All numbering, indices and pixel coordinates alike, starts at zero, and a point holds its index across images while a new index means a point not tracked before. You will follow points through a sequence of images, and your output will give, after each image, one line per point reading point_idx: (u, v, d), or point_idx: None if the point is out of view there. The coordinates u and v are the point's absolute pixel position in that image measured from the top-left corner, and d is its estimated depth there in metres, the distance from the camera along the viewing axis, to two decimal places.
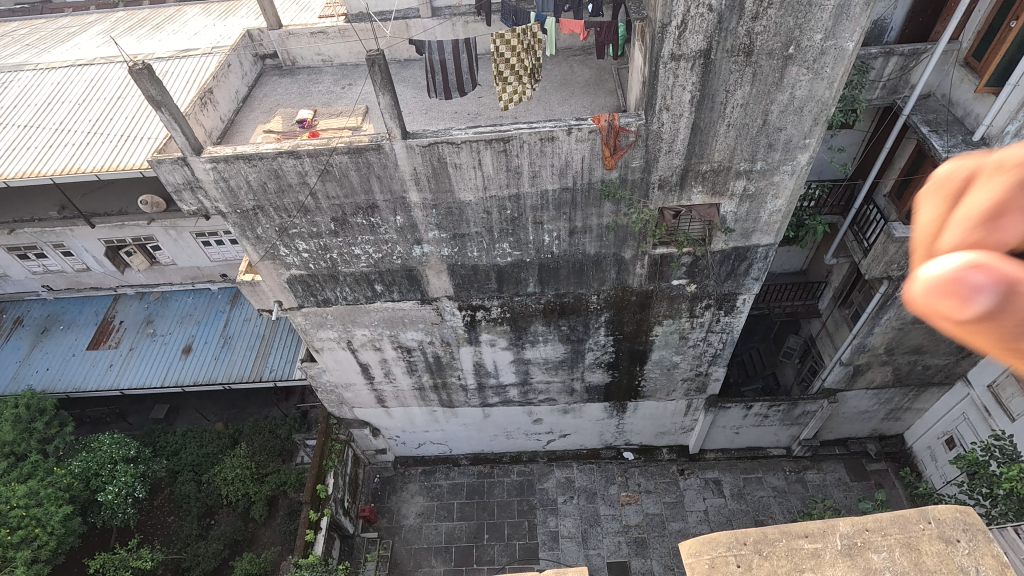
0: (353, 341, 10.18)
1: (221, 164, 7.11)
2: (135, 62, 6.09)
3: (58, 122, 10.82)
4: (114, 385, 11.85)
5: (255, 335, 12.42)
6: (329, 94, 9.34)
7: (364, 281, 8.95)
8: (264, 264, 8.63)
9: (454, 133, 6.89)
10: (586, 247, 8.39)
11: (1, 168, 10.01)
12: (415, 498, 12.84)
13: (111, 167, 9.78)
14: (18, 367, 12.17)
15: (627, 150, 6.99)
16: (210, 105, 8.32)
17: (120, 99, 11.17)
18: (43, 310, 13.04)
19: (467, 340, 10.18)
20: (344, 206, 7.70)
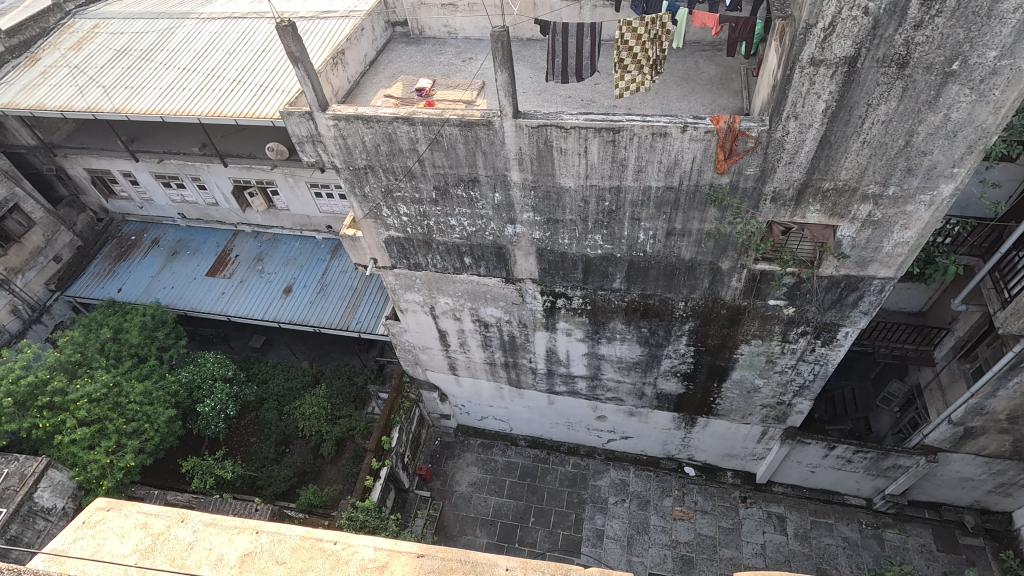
0: (435, 308, 10.55)
1: (342, 123, 7.55)
2: (283, 20, 6.57)
3: (211, 68, 11.94)
4: (224, 311, 13.12)
5: (348, 286, 13.20)
6: (449, 65, 9.58)
7: (454, 252, 9.21)
8: (367, 221, 9.11)
9: (565, 117, 6.84)
10: (681, 251, 8.09)
11: (160, 104, 11.27)
12: (470, 468, 13.22)
13: (248, 114, 10.68)
14: (150, 281, 13.77)
15: (743, 156, 6.61)
16: (340, 66, 8.84)
17: (264, 52, 12.11)
18: (175, 235, 14.59)
19: (544, 325, 10.22)
20: (448, 176, 7.91)
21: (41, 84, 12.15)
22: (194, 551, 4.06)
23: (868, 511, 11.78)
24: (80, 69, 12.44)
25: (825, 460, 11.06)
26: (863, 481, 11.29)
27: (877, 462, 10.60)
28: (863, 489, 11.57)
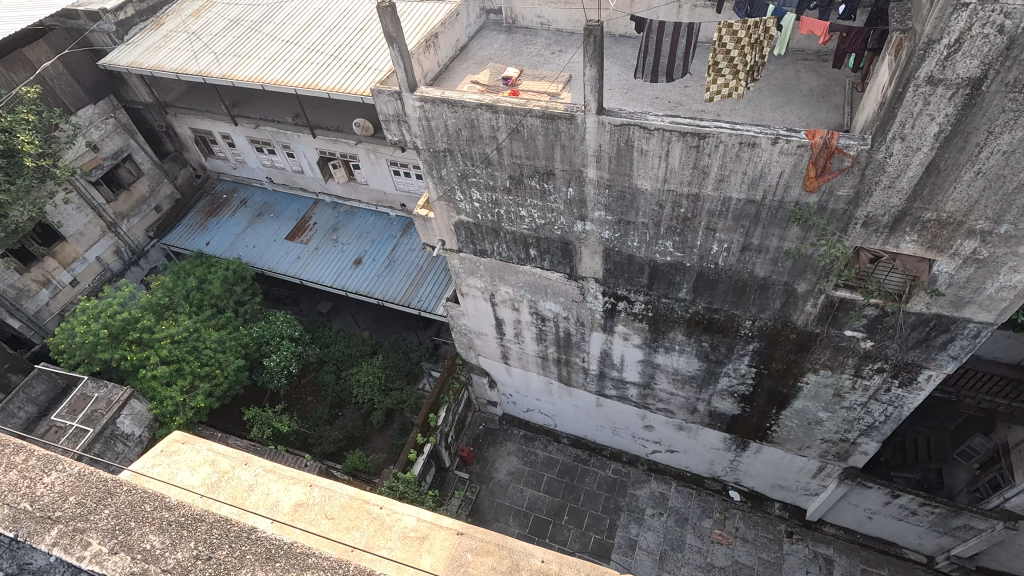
0: (494, 295, 10.66)
1: (428, 105, 7.73)
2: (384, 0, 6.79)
3: (312, 42, 12.51)
4: (297, 275, 13.81)
5: (414, 265, 13.55)
6: (538, 56, 9.57)
7: (521, 242, 9.25)
8: (440, 203, 9.31)
9: (649, 118, 6.68)
10: (755, 268, 7.76)
11: (263, 73, 11.95)
12: (510, 457, 13.34)
13: (340, 89, 11.13)
14: (235, 239, 14.69)
15: (837, 175, 6.22)
16: (432, 49, 9.04)
17: (362, 31, 12.55)
18: (262, 197, 15.45)
19: (601, 326, 10.10)
20: (524, 167, 7.94)
21: (162, 47, 13.14)
22: (253, 493, 4.33)
23: (928, 569, 10.95)
24: (196, 35, 13.37)
25: (886, 508, 10.36)
26: (926, 537, 10.50)
27: (945, 519, 9.82)
28: (924, 544, 10.77)
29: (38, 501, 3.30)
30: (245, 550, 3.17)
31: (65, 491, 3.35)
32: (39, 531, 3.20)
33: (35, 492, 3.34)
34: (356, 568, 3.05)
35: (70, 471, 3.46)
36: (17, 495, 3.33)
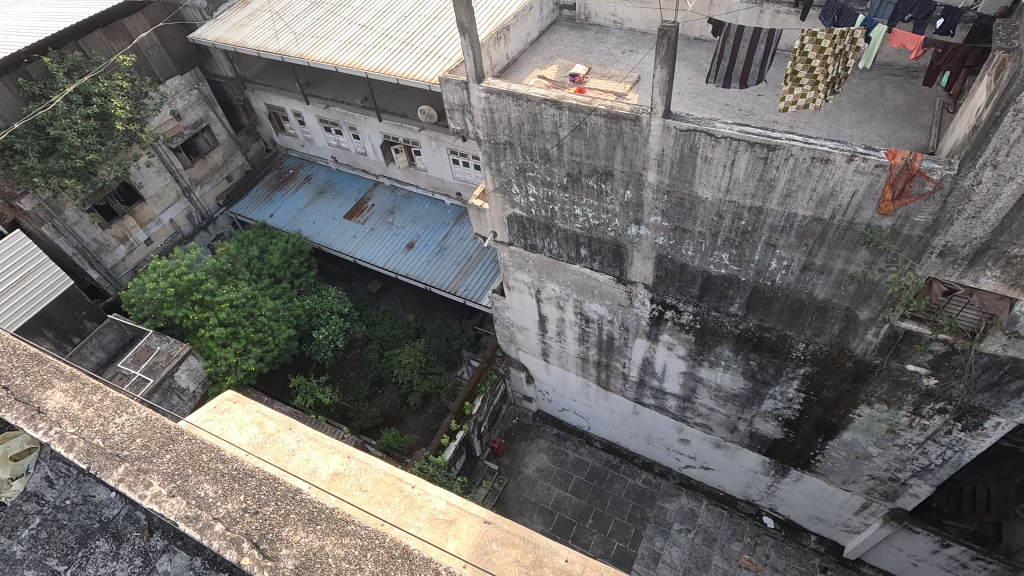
0: (540, 292, 10.65)
1: (493, 97, 7.77)
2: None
3: (386, 28, 12.80)
4: (352, 253, 14.23)
5: (464, 254, 13.70)
6: (608, 55, 9.44)
7: (572, 241, 9.19)
8: (495, 195, 9.36)
9: (718, 125, 6.48)
10: (815, 289, 7.43)
11: (338, 55, 12.33)
12: (540, 454, 13.34)
13: (410, 75, 11.35)
14: (297, 213, 15.26)
15: (915, 200, 5.86)
16: (502, 42, 9.09)
17: (436, 20, 12.71)
18: (326, 175, 15.98)
19: (646, 333, 9.92)
20: (583, 165, 7.87)
21: (247, 24, 13.74)
22: (295, 458, 4.49)
23: None
24: (279, 15, 13.92)
25: (932, 556, 9.77)
26: None
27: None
28: None
29: (109, 440, 3.53)
30: (290, 510, 3.28)
31: (133, 433, 3.58)
32: (108, 466, 3.44)
33: (108, 430, 3.58)
34: (391, 542, 3.12)
35: (138, 415, 3.67)
36: (91, 431, 3.57)
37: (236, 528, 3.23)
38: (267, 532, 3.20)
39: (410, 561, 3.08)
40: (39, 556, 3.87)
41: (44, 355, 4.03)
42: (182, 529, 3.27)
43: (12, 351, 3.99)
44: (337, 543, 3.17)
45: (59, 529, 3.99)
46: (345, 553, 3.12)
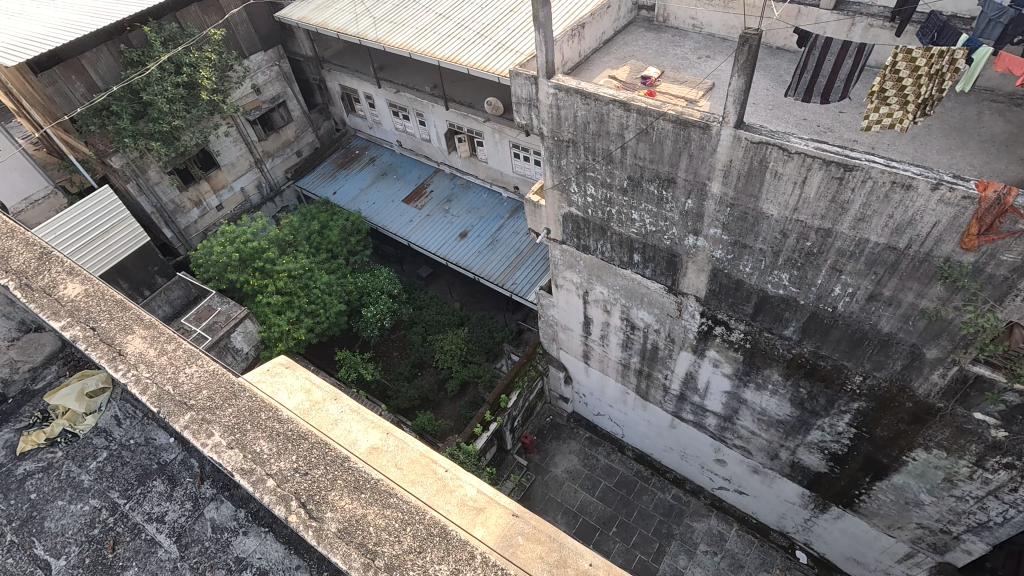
0: (588, 294, 10.56)
1: (562, 93, 7.74)
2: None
3: (462, 18, 12.94)
4: (407, 237, 14.53)
5: (515, 248, 13.75)
6: (683, 60, 9.22)
7: (626, 246, 9.07)
8: (553, 193, 9.33)
9: (792, 140, 6.23)
10: (879, 321, 7.04)
11: (414, 42, 12.58)
12: (571, 456, 13.29)
13: (481, 67, 11.44)
14: (359, 193, 15.71)
15: (1004, 237, 5.45)
16: (576, 39, 9.02)
17: (512, 13, 12.72)
18: (389, 158, 16.38)
19: (692, 347, 9.68)
20: (645, 170, 7.73)
21: (330, 6, 14.19)
22: (337, 427, 4.63)
23: None
24: None
25: None
26: None
27: None
28: None
29: (178, 387, 3.76)
30: (336, 476, 3.39)
31: (199, 385, 3.80)
32: (175, 412, 3.66)
33: (177, 378, 3.81)
34: (430, 520, 3.16)
35: (206, 368, 3.89)
36: (162, 377, 3.81)
37: (285, 487, 3.35)
38: (314, 494, 3.31)
39: (445, 541, 3.12)
40: (104, 486, 4.18)
41: (128, 302, 4.27)
42: (236, 480, 3.45)
43: (101, 295, 4.25)
44: (378, 513, 3.24)
45: (123, 466, 4.29)
46: (385, 524, 3.19)
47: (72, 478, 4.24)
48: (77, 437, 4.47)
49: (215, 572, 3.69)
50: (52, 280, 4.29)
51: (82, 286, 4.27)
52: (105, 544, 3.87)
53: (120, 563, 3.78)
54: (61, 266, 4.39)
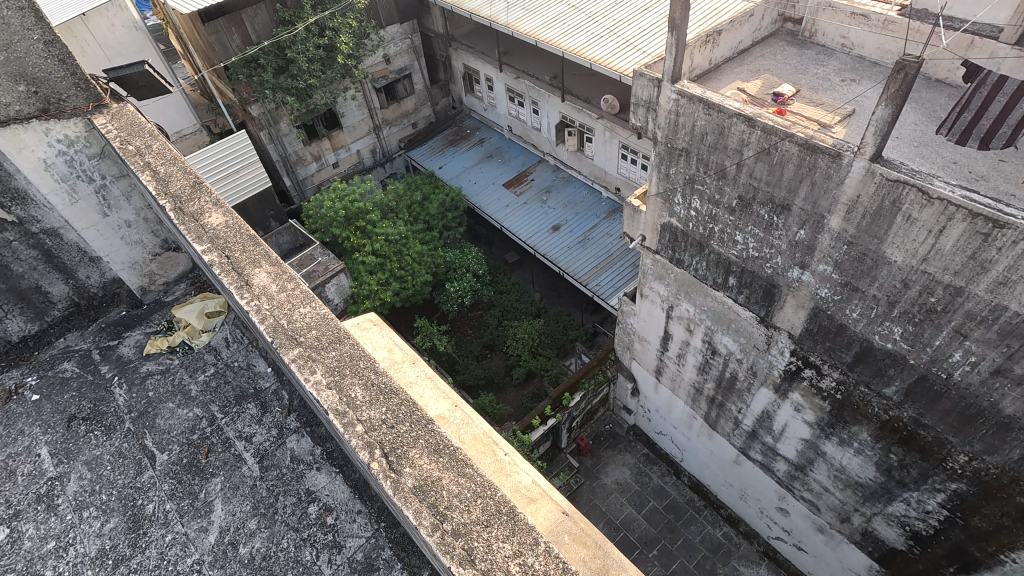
0: (672, 309, 10.22)
1: (684, 100, 7.48)
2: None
3: (595, 12, 12.78)
4: (500, 220, 14.76)
5: (606, 250, 13.57)
6: (823, 80, 8.58)
7: (722, 267, 8.66)
8: (656, 200, 9.09)
9: (936, 184, 5.62)
10: (1001, 400, 6.26)
11: (542, 30, 12.64)
12: (623, 468, 13.06)
13: (604, 63, 11.27)
14: (463, 170, 16.13)
15: None
16: (710, 45, 8.67)
17: (646, 11, 12.36)
18: (497, 142, 16.67)
19: (775, 385, 9.10)
20: (759, 191, 7.31)
21: None
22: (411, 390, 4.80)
23: None
24: None
25: None
26: None
27: None
28: None
29: (293, 323, 3.69)
30: (421, 435, 3.15)
31: (311, 324, 3.71)
32: (286, 345, 3.57)
33: (292, 315, 3.74)
34: (501, 497, 2.92)
35: (319, 311, 3.79)
36: (279, 311, 3.77)
37: (373, 435, 3.14)
38: (397, 447, 3.08)
39: (513, 523, 2.87)
40: (209, 398, 4.65)
41: (261, 239, 4.31)
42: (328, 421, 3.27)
43: (238, 228, 4.32)
44: (453, 480, 2.98)
45: (225, 383, 4.75)
46: (458, 491, 2.93)
47: (182, 385, 4.75)
48: (192, 349, 5.02)
49: (287, 498, 3.99)
50: (201, 207, 4.46)
51: (223, 218, 4.37)
52: (200, 450, 4.31)
53: (210, 469, 4.19)
54: (209, 196, 4.55)
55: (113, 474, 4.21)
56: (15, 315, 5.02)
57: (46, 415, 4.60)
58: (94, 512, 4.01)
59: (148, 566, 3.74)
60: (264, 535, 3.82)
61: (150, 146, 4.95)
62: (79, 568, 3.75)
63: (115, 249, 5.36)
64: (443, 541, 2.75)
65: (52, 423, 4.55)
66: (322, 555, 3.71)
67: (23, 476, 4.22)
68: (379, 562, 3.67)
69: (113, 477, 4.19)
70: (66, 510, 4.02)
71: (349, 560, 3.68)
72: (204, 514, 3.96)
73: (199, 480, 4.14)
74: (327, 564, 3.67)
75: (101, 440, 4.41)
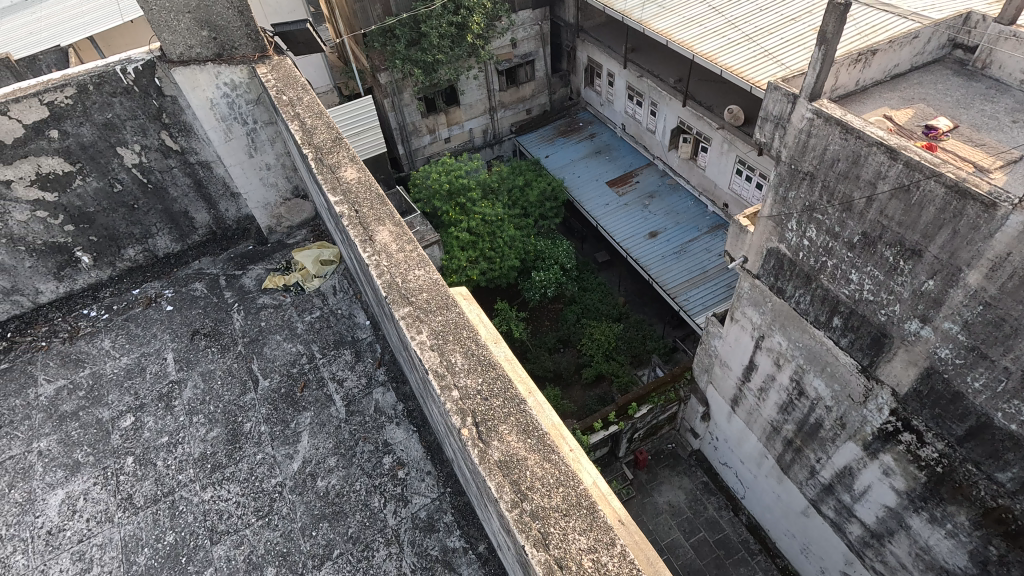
0: (763, 339, 9.64)
1: (819, 121, 6.96)
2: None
3: (735, 17, 12.15)
4: (597, 218, 14.58)
5: (702, 265, 13.02)
6: (989, 118, 7.63)
7: (828, 306, 8.04)
8: (767, 223, 8.58)
9: None
10: None
11: (675, 31, 12.23)
12: (678, 491, 12.65)
13: (736, 71, 10.72)
14: (568, 162, 16.07)
15: None
16: (860, 65, 7.99)
17: (792, 21, 11.53)
18: (608, 138, 16.43)
19: (864, 443, 8.32)
20: (887, 230, 6.66)
21: None
22: None
23: None
24: None
25: None
26: None
27: None
28: None
29: (406, 283, 3.67)
30: (512, 413, 3.04)
31: (423, 286, 3.66)
32: (397, 303, 3.56)
33: (407, 275, 3.72)
34: (585, 490, 2.74)
35: (432, 275, 3.74)
36: (396, 270, 3.76)
37: (466, 403, 3.07)
38: (488, 419, 3.00)
39: (593, 518, 2.68)
40: (311, 337, 5.03)
41: (388, 199, 4.36)
42: (426, 382, 3.23)
43: (370, 185, 4.41)
44: (538, 463, 2.86)
45: (327, 327, 5.10)
46: (542, 475, 2.80)
47: (290, 321, 5.16)
48: (303, 291, 5.44)
49: (366, 445, 4.24)
50: (338, 160, 4.61)
51: (357, 173, 4.49)
52: (297, 383, 4.66)
53: (302, 403, 4.53)
54: (347, 151, 4.71)
55: (222, 389, 4.67)
56: (164, 233, 5.71)
57: (175, 325, 5.20)
58: (201, 419, 4.47)
59: (238, 477, 4.13)
60: (341, 474, 4.10)
61: (301, 98, 5.16)
62: (183, 465, 4.22)
63: (253, 188, 5.87)
64: (521, 520, 2.63)
65: (180, 333, 5.14)
66: (389, 505, 3.93)
67: (151, 374, 4.82)
68: (440, 524, 3.83)
69: (221, 392, 4.65)
70: (180, 412, 4.53)
71: (412, 516, 3.87)
72: (292, 442, 4.30)
73: (292, 410, 4.49)
74: (392, 514, 3.89)
75: (216, 356, 4.91)
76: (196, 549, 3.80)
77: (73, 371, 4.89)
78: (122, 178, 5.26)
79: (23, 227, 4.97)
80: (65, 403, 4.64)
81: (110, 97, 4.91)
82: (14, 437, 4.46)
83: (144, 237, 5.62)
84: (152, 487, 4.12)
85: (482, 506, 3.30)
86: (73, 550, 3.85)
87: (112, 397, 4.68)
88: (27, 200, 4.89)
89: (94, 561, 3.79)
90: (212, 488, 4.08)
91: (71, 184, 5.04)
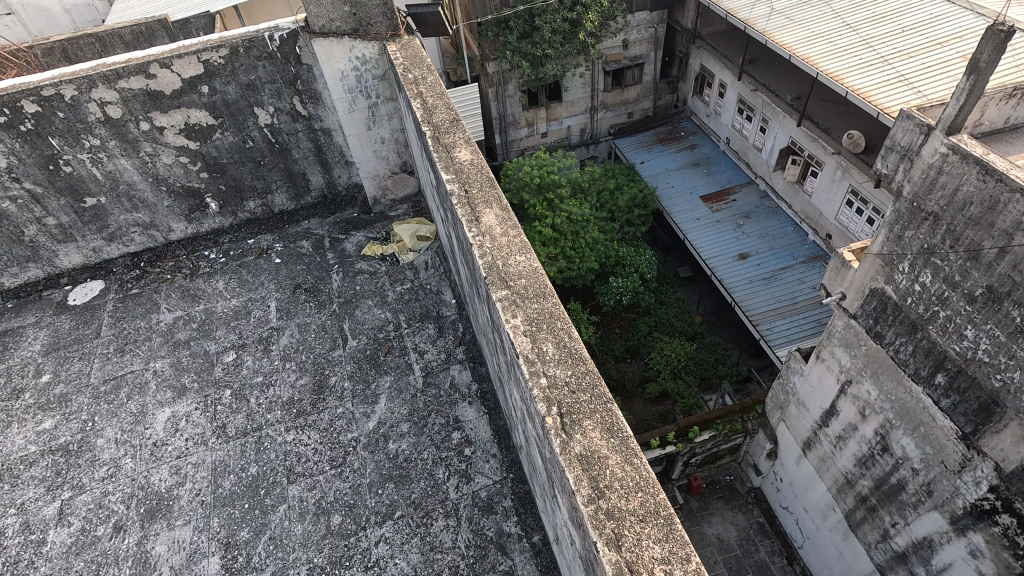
0: (850, 384, 8.95)
1: (955, 157, 6.33)
2: (1002, 24, 5.61)
3: (871, 35, 11.26)
4: (685, 232, 14.13)
5: (791, 295, 12.29)
6: None
7: (932, 361, 7.32)
8: (875, 260, 7.95)
9: None
10: None
11: (801, 45, 11.57)
12: (730, 526, 12.25)
13: (863, 95, 9.99)
14: (663, 171, 15.67)
15: None
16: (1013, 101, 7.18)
17: (939, 44, 10.49)
18: (710, 151, 15.83)
19: (952, 516, 7.55)
20: (1019, 287, 5.85)
21: None
22: None
23: None
24: None
25: None
26: None
27: None
28: None
29: (506, 267, 3.73)
30: (597, 410, 3.01)
31: (522, 273, 3.70)
32: (496, 286, 3.63)
33: (508, 259, 3.79)
34: (664, 498, 2.69)
35: (532, 263, 3.77)
36: (498, 252, 3.83)
37: (554, 392, 3.09)
38: (573, 412, 3.00)
39: (669, 530, 2.63)
40: (400, 306, 5.24)
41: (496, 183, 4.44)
42: (514, 366, 3.29)
43: (480, 168, 4.51)
44: (619, 464, 2.82)
45: (415, 300, 5.30)
46: (622, 476, 2.77)
47: (381, 288, 5.42)
48: (398, 262, 5.68)
49: (437, 417, 4.39)
50: (454, 141, 4.75)
51: (468, 155, 4.60)
52: (381, 347, 4.90)
53: (384, 367, 4.75)
54: (462, 132, 4.83)
55: (314, 341, 4.99)
56: (281, 191, 6.16)
57: (280, 277, 5.61)
58: (293, 366, 4.81)
59: (319, 425, 4.41)
60: (411, 441, 4.27)
61: (425, 77, 5.34)
62: (272, 406, 4.55)
63: (367, 159, 6.25)
64: (596, 516, 2.62)
65: (283, 284, 5.53)
66: (452, 479, 4.05)
67: (254, 317, 5.23)
68: (498, 507, 3.90)
69: (313, 344, 4.97)
70: (276, 356, 4.90)
71: (473, 494, 3.97)
72: (370, 403, 4.52)
73: (374, 372, 4.72)
74: (454, 488, 4.00)
75: (313, 311, 5.25)
76: (273, 485, 4.10)
77: (189, 305, 5.41)
78: (254, 136, 5.70)
79: (167, 169, 5.54)
80: (181, 332, 5.16)
81: (255, 61, 5.30)
82: (136, 354, 5.02)
83: (264, 192, 6.09)
84: (243, 421, 4.48)
85: (548, 498, 3.37)
86: (171, 464, 4.28)
87: (219, 332, 5.13)
88: (173, 146, 5.42)
89: (188, 477, 4.19)
90: (295, 432, 4.38)
91: (212, 136, 5.53)
